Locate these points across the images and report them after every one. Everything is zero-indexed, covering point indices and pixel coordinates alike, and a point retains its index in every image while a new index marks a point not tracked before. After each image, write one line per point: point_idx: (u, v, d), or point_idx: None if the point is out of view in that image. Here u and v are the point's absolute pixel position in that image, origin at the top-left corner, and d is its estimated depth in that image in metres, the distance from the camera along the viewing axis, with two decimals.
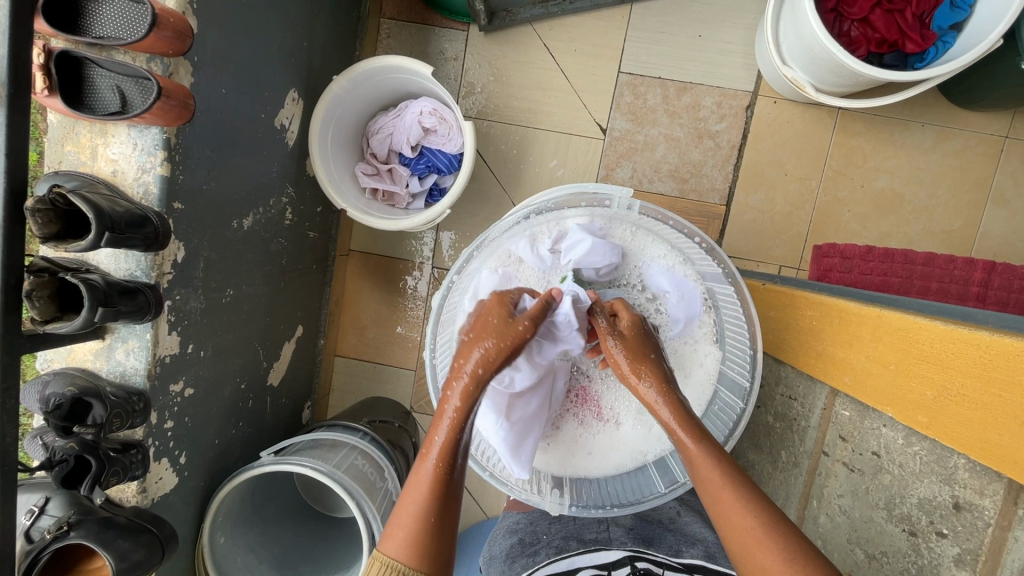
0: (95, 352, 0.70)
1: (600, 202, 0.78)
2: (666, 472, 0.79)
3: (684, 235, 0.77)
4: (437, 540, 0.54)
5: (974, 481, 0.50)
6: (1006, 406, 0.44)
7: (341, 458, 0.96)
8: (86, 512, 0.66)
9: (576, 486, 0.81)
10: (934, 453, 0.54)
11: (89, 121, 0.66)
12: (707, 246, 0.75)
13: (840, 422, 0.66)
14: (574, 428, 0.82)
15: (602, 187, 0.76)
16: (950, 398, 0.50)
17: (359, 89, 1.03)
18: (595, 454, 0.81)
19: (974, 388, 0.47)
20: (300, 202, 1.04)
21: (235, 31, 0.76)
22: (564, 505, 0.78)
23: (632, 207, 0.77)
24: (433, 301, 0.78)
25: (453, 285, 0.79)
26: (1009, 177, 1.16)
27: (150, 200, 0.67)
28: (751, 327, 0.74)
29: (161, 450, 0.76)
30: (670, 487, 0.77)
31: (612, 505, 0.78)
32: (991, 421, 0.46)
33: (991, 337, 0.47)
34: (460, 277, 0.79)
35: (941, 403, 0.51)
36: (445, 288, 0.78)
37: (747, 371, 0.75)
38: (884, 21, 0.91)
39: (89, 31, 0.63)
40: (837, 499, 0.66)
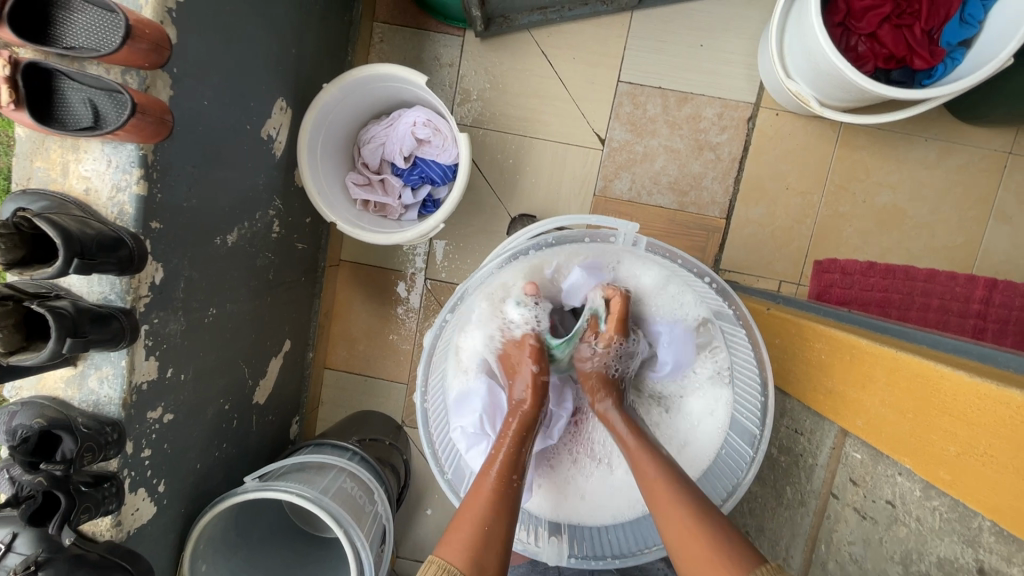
0: (66, 379, 0.66)
1: (604, 236, 0.74)
2: None
3: (695, 275, 0.75)
4: (501, 526, 0.61)
5: (1001, 546, 0.47)
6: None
7: (329, 482, 0.92)
8: (55, 550, 0.63)
9: (574, 535, 0.79)
10: (955, 511, 0.51)
11: (59, 137, 0.62)
12: (718, 286, 0.74)
13: (851, 464, 0.64)
14: (568, 467, 0.82)
15: (606, 221, 0.71)
16: (975, 457, 0.48)
17: (349, 98, 0.99)
18: (588, 499, 0.80)
19: (1003, 450, 0.45)
20: (288, 214, 1.00)
21: (218, 39, 0.72)
22: (562, 557, 0.77)
23: (638, 242, 0.74)
24: (425, 340, 0.75)
25: (447, 322, 0.75)
26: (1013, 194, 1.14)
27: (126, 221, 0.63)
28: (762, 370, 0.72)
29: (137, 481, 0.72)
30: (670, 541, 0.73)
31: (610, 557, 0.76)
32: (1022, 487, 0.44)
33: (1022, 395, 0.44)
34: (453, 315, 0.75)
35: (966, 461, 0.48)
36: (438, 327, 0.74)
37: (758, 417, 0.73)
38: (893, 36, 0.89)
39: (59, 41, 0.58)
40: (848, 547, 0.63)
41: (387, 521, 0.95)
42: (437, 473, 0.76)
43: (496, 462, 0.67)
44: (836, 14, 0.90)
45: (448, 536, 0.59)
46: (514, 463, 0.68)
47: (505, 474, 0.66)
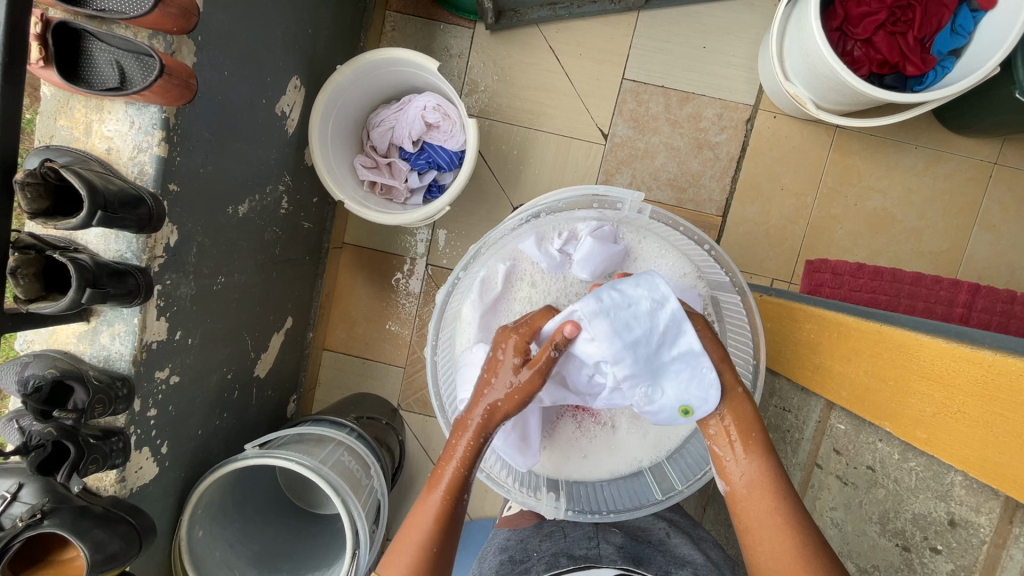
0: (78, 334, 0.68)
1: (610, 204, 0.79)
2: (663, 480, 0.82)
3: (695, 243, 0.79)
4: (443, 544, 0.60)
5: (971, 499, 0.50)
6: (1008, 425, 0.45)
7: (328, 453, 0.94)
8: (60, 500, 0.64)
9: (571, 491, 0.82)
10: (930, 469, 0.54)
11: (85, 96, 0.63)
12: (716, 253, 0.77)
13: (835, 435, 0.67)
14: (571, 430, 0.82)
15: (613, 190, 0.78)
16: (949, 415, 0.51)
17: (362, 79, 1.01)
18: (590, 459, 0.82)
19: (973, 406, 0.48)
20: (297, 191, 1.02)
21: (240, 13, 0.75)
22: (560, 510, 0.79)
23: (642, 211, 0.79)
24: (438, 296, 0.80)
25: (458, 281, 0.81)
26: (996, 203, 1.19)
27: (145, 180, 0.65)
28: (756, 336, 0.77)
29: (142, 439, 0.74)
30: (667, 495, 0.80)
31: (608, 512, 0.80)
32: (990, 438, 0.47)
33: (994, 355, 0.48)
34: (465, 274, 0.81)
35: (940, 420, 0.51)
36: (450, 284, 0.81)
37: (750, 381, 0.76)
38: (887, 42, 0.93)
39: (90, 4, 0.61)
40: (830, 513, 0.67)
41: (382, 496, 0.97)
42: (444, 426, 0.80)
43: (444, 481, 0.62)
44: (834, 19, 0.95)
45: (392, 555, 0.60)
46: (463, 482, 0.62)
47: (452, 495, 0.62)
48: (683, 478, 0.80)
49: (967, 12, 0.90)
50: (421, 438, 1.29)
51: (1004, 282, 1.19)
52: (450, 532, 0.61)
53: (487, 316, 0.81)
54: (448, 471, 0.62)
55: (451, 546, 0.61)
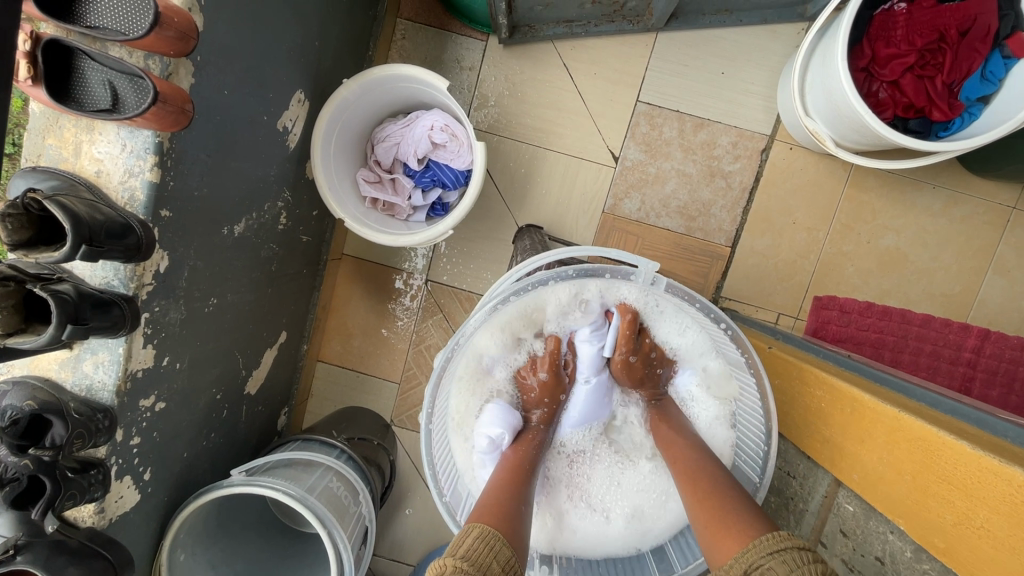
0: (61, 361, 0.65)
1: (624, 274, 0.75)
2: (662, 559, 0.83)
3: (711, 319, 0.78)
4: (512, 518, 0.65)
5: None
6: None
7: (315, 481, 0.91)
8: (35, 535, 0.62)
9: (566, 558, 0.84)
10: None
11: (76, 116, 0.60)
12: (732, 333, 0.76)
13: (842, 516, 0.64)
14: (565, 496, 0.88)
15: (628, 257, 0.72)
16: (972, 528, 0.49)
17: (368, 95, 0.98)
18: (581, 535, 0.84)
19: (999, 525, 0.46)
20: (296, 206, 0.99)
21: (244, 28, 0.71)
22: None
23: (657, 282, 0.75)
24: (436, 360, 0.75)
25: (456, 346, 0.75)
26: (1012, 249, 1.16)
27: (135, 207, 0.62)
28: (768, 420, 0.74)
29: (124, 468, 0.71)
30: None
31: None
32: (1016, 564, 0.45)
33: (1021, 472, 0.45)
34: (463, 338, 0.76)
35: (962, 531, 0.49)
36: (449, 348, 0.75)
37: (759, 469, 0.75)
38: (914, 86, 0.89)
39: (82, 20, 0.57)
40: None
41: (370, 523, 0.95)
42: (437, 496, 0.77)
43: (500, 470, 0.75)
44: (860, 59, 0.91)
45: (476, 514, 0.65)
46: (520, 476, 0.74)
47: (512, 486, 0.71)
48: (683, 561, 0.79)
49: (999, 58, 0.86)
50: (413, 456, 1.27)
51: (1014, 330, 1.17)
52: (515, 513, 0.67)
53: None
54: (506, 461, 0.77)
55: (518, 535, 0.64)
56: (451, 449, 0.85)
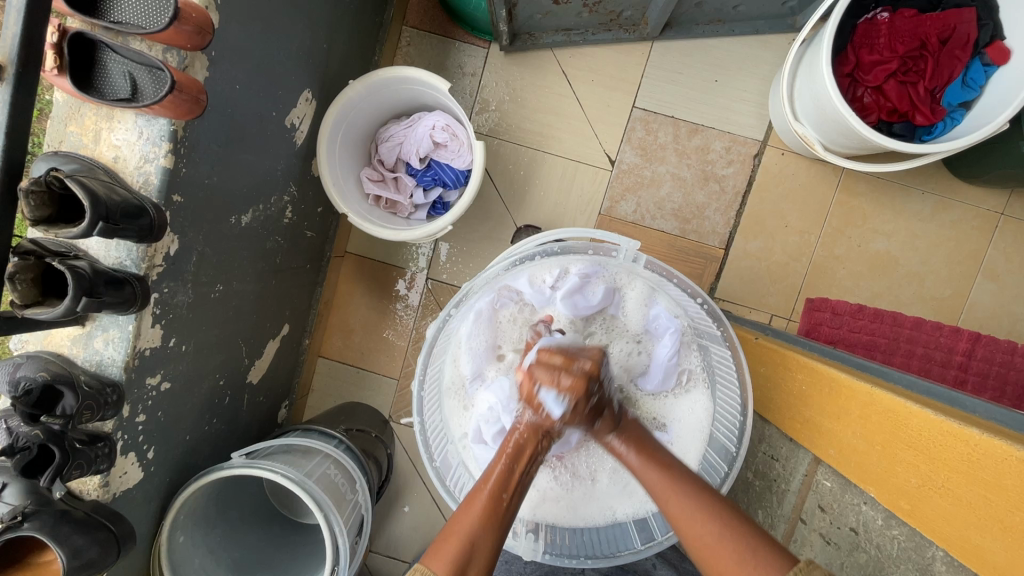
0: (73, 338, 0.68)
1: (607, 251, 0.81)
2: (644, 529, 0.82)
3: (690, 295, 0.82)
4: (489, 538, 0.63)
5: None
6: (991, 507, 0.45)
7: (314, 466, 0.93)
8: (42, 503, 0.65)
9: (551, 532, 0.83)
10: (913, 540, 0.54)
11: (96, 105, 0.64)
12: (708, 307, 0.80)
13: (821, 491, 0.67)
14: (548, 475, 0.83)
15: (612, 236, 0.77)
16: (934, 489, 0.51)
17: (374, 95, 1.02)
18: (563, 503, 0.83)
19: (958, 484, 0.48)
20: (302, 202, 1.03)
21: (256, 28, 0.76)
22: (538, 551, 0.80)
23: (638, 259, 0.81)
24: (429, 329, 0.79)
25: (450, 316, 0.80)
26: (1001, 254, 1.18)
27: (150, 191, 0.66)
28: (744, 392, 0.78)
29: (128, 444, 0.74)
30: (646, 544, 0.79)
31: (586, 556, 0.80)
32: (973, 520, 0.47)
33: (980, 434, 0.48)
34: (456, 309, 0.81)
35: (925, 492, 0.51)
36: (442, 318, 0.79)
37: (736, 436, 0.78)
38: (897, 91, 0.93)
39: (106, 16, 0.62)
40: None
41: (366, 511, 0.97)
42: (426, 462, 0.79)
43: (491, 476, 0.68)
44: (845, 65, 0.95)
45: (436, 548, 0.62)
46: (507, 481, 0.68)
47: (496, 492, 0.67)
48: (663, 528, 0.79)
49: (979, 65, 0.90)
50: (411, 452, 1.29)
51: (1005, 334, 1.18)
52: (496, 527, 0.64)
53: (480, 348, 0.85)
54: (498, 466, 0.69)
55: (497, 539, 0.63)
56: (443, 422, 0.86)
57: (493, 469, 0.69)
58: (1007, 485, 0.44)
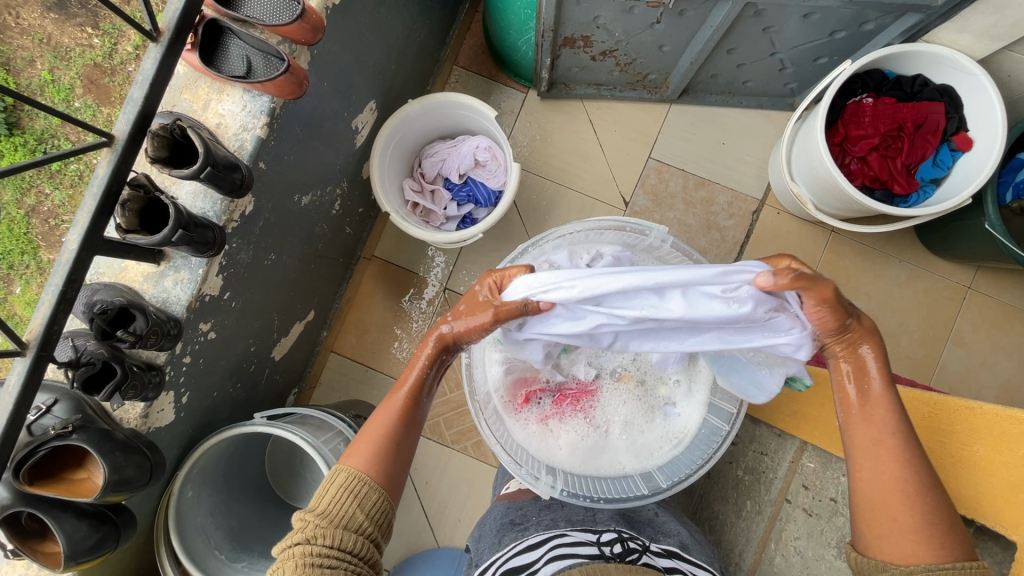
0: (145, 275, 0.75)
1: (638, 232, 0.93)
2: (649, 479, 0.89)
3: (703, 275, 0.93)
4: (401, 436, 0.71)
5: None
6: (952, 450, 0.72)
7: (327, 439, 0.97)
8: (86, 421, 0.69)
9: (566, 477, 0.88)
10: None
11: (212, 79, 0.76)
12: None
13: (805, 472, 0.88)
14: (568, 429, 0.91)
15: (641, 223, 0.93)
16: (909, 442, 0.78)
17: (427, 114, 1.15)
18: (579, 452, 0.90)
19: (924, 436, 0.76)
20: (349, 198, 1.14)
21: (347, 40, 0.89)
22: (555, 489, 0.84)
23: (665, 241, 0.93)
24: None
25: (504, 272, 0.94)
26: (969, 324, 1.31)
27: (243, 154, 0.76)
28: None
29: (171, 382, 0.79)
30: (652, 491, 0.87)
31: (599, 498, 0.86)
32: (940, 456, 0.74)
33: (932, 397, 0.78)
34: (510, 267, 0.94)
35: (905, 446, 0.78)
36: (497, 272, 0.94)
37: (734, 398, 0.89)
38: (879, 162, 1.09)
39: (238, 10, 0.75)
40: (793, 541, 0.86)
41: None
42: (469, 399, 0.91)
43: (405, 385, 0.74)
44: (835, 136, 1.12)
45: (354, 449, 0.70)
46: (419, 387, 0.75)
47: (414, 393, 0.74)
48: (668, 477, 0.88)
49: (947, 149, 1.06)
50: None
51: (973, 397, 1.28)
52: (403, 429, 0.72)
53: None
54: (411, 375, 0.74)
55: (406, 437, 0.72)
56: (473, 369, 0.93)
57: (410, 374, 0.74)
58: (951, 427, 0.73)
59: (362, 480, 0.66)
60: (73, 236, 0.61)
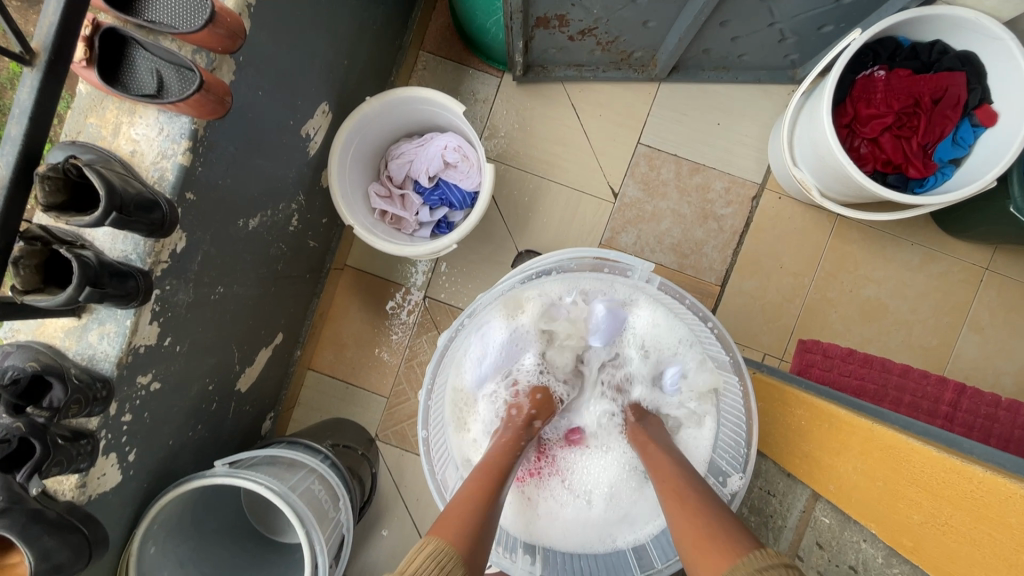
0: (67, 329, 0.66)
1: (622, 270, 0.89)
2: (643, 557, 0.88)
3: (700, 318, 0.87)
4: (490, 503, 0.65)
5: None
6: (992, 543, 0.49)
7: (298, 480, 0.90)
8: (13, 502, 0.59)
9: (548, 556, 0.89)
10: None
11: (119, 98, 0.64)
12: (717, 331, 0.85)
13: (818, 529, 0.72)
14: (543, 496, 0.92)
15: (625, 259, 0.86)
16: (935, 526, 0.55)
17: (388, 112, 1.04)
18: (561, 526, 0.91)
19: (959, 519, 0.53)
20: (308, 211, 1.03)
21: (281, 38, 0.77)
22: (534, 574, 0.85)
23: (650, 279, 0.88)
24: (441, 338, 0.85)
25: (460, 328, 0.86)
26: (986, 308, 1.22)
27: (164, 186, 0.66)
28: (750, 420, 0.83)
29: (111, 444, 0.72)
30: (646, 572, 0.85)
31: None
32: (970, 552, 0.51)
33: (980, 472, 0.53)
34: (469, 321, 0.87)
35: (926, 529, 0.56)
36: (453, 329, 0.86)
37: (741, 465, 0.83)
38: (892, 144, 0.98)
39: (141, 15, 0.63)
40: None
41: (347, 531, 0.93)
42: (429, 475, 0.84)
43: (475, 473, 0.71)
44: (844, 116, 1.00)
45: (439, 523, 0.62)
46: (504, 471, 0.71)
47: (492, 478, 0.70)
48: (663, 556, 0.85)
49: (969, 126, 0.95)
50: (395, 474, 1.26)
51: (990, 386, 1.21)
52: (489, 499, 0.66)
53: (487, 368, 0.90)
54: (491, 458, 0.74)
55: (494, 509, 0.65)
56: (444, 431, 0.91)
57: (489, 458, 0.74)
58: (1003, 518, 0.49)
59: (442, 546, 0.57)
60: None
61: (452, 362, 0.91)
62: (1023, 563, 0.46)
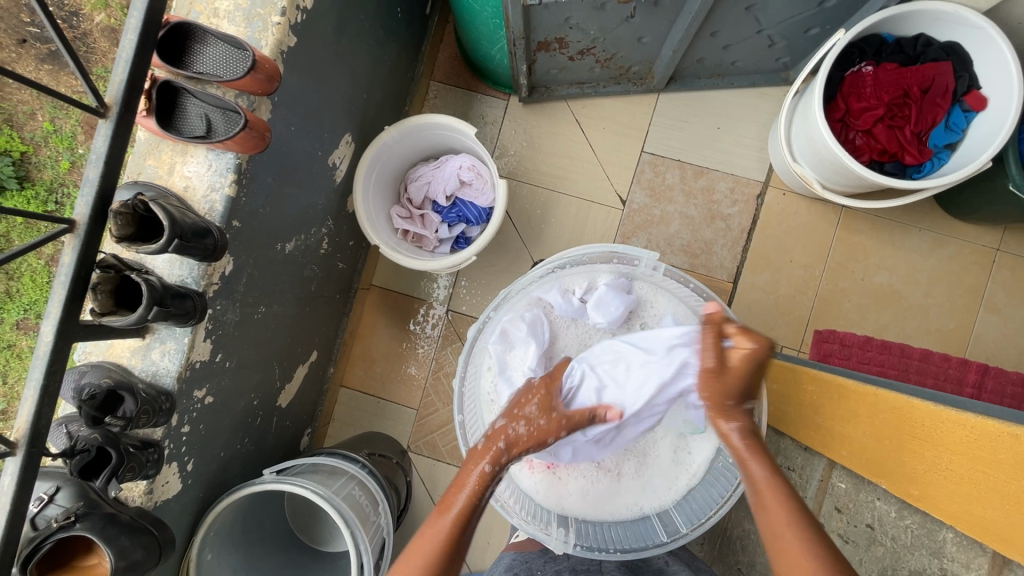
0: (133, 349, 0.74)
1: (629, 260, 0.95)
2: (668, 524, 0.93)
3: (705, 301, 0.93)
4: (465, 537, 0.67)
5: (960, 554, 0.57)
6: (990, 479, 0.53)
7: (339, 486, 0.95)
8: (92, 506, 0.66)
9: (579, 529, 0.93)
10: (924, 526, 0.62)
11: (173, 141, 0.73)
12: None
13: (836, 494, 0.75)
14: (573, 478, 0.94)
15: (632, 251, 0.93)
16: (939, 472, 0.59)
17: (406, 138, 1.12)
18: (590, 499, 0.94)
19: (960, 464, 0.57)
20: (336, 235, 1.11)
21: (310, 79, 0.86)
22: (568, 544, 0.89)
23: (656, 268, 0.95)
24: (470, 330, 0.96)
25: (488, 319, 0.96)
26: (1001, 287, 1.23)
27: (214, 216, 0.74)
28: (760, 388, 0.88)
29: (173, 454, 0.78)
30: (672, 537, 0.90)
31: (614, 550, 0.90)
32: (974, 493, 0.55)
33: (974, 418, 0.57)
34: (494, 314, 0.96)
35: (931, 476, 0.60)
36: (481, 321, 0.95)
37: None
38: (886, 134, 1.02)
39: (190, 67, 0.72)
40: None
41: (388, 534, 0.98)
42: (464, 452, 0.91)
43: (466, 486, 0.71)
44: (836, 111, 1.05)
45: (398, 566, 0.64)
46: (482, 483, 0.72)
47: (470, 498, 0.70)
48: (687, 521, 0.91)
49: (960, 111, 0.99)
50: (429, 482, 1.30)
51: (1013, 364, 1.21)
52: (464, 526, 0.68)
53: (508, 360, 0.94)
54: (478, 468, 0.73)
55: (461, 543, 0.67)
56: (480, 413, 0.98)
57: (471, 474, 0.73)
58: (1000, 458, 0.53)
59: None
60: (47, 328, 0.59)
61: (479, 352, 0.98)
62: (1016, 493, 0.51)
